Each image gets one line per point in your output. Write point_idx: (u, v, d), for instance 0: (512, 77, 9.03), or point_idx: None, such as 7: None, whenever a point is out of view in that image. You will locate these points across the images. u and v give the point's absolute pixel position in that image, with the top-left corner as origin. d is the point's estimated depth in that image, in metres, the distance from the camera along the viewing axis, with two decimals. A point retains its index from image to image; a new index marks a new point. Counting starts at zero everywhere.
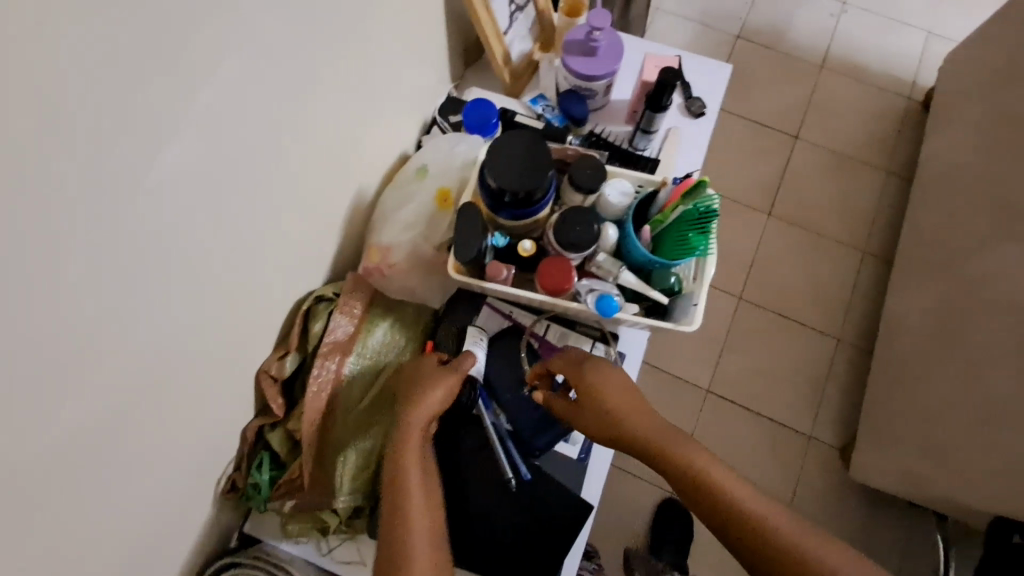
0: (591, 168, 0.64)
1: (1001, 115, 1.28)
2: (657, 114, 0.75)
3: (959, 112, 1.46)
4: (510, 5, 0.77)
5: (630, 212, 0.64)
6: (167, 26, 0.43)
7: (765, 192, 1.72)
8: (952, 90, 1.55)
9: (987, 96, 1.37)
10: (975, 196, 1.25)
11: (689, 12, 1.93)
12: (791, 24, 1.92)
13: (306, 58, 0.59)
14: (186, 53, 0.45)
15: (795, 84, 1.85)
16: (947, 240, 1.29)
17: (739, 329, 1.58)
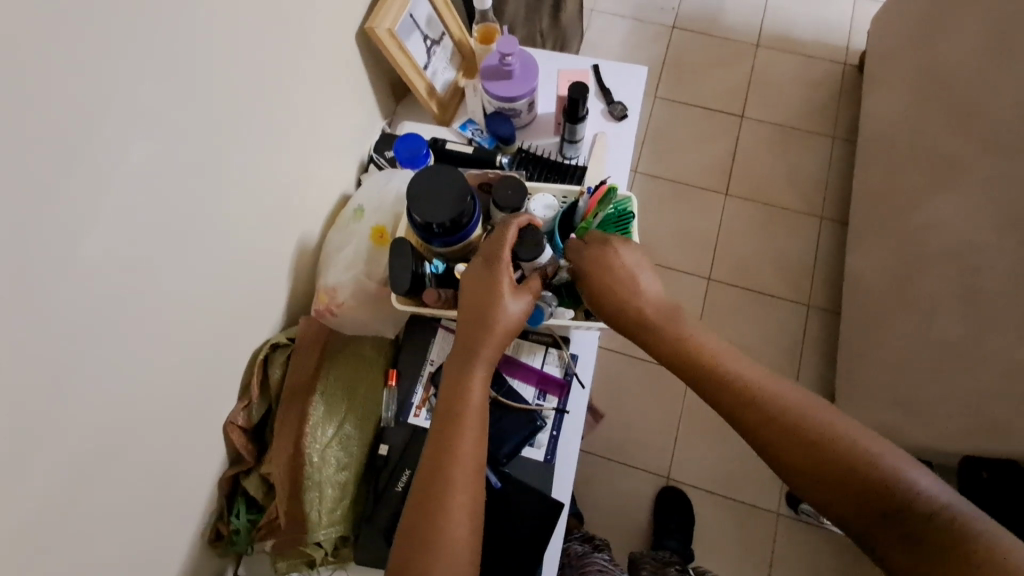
0: (511, 189, 0.70)
1: (923, 70, 1.33)
2: (577, 126, 0.80)
3: (887, 72, 1.52)
4: (426, 41, 0.81)
5: (555, 223, 0.71)
6: (75, 124, 0.47)
7: (719, 173, 1.77)
8: (879, 52, 1.60)
9: (909, 54, 1.43)
10: (909, 151, 1.30)
11: (623, 10, 1.99)
12: (722, 7, 1.98)
13: (227, 126, 0.63)
14: (98, 144, 0.49)
15: (734, 65, 1.90)
16: (890, 196, 1.34)
17: (711, 309, 1.62)
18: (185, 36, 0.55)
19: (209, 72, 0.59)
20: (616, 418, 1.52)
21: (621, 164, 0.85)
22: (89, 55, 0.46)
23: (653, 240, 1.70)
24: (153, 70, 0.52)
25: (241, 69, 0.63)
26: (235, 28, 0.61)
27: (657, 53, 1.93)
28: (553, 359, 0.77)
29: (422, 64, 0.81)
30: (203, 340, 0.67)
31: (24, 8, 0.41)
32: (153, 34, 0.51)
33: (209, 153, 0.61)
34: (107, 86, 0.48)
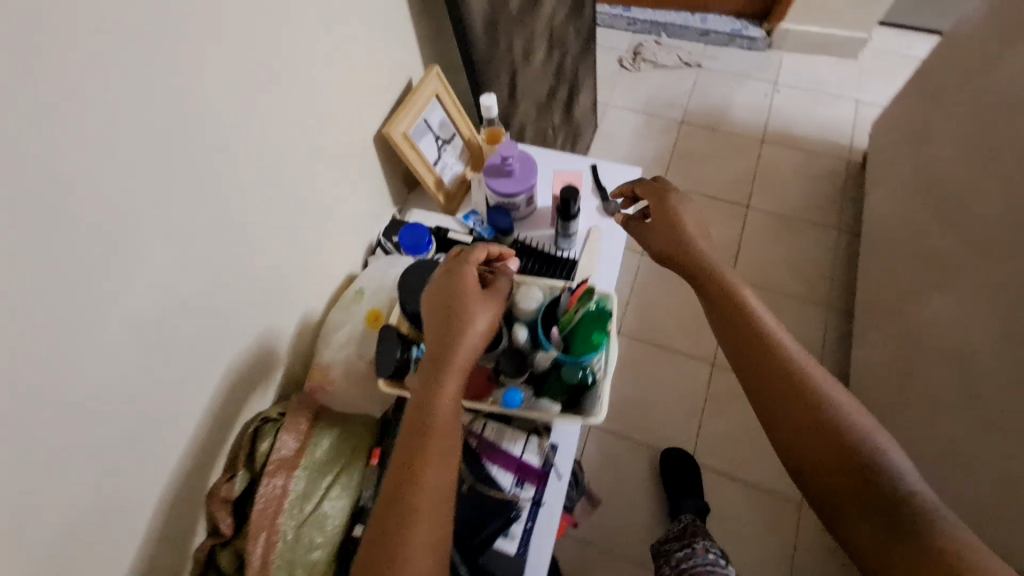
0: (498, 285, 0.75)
1: (913, 175, 1.42)
2: (570, 224, 0.85)
3: (891, 172, 1.61)
4: (437, 141, 0.90)
5: (538, 314, 0.73)
6: (118, 213, 0.55)
7: (724, 259, 1.82)
8: (885, 154, 1.69)
9: (908, 158, 1.51)
10: (904, 249, 1.34)
11: (635, 104, 2.14)
12: (730, 106, 2.12)
13: (250, 210, 0.72)
14: (134, 228, 0.57)
15: (740, 158, 2.01)
16: (890, 288, 1.36)
17: (716, 394, 1.60)
18: (217, 139, 0.64)
19: (239, 168, 0.69)
20: (613, 503, 1.48)
21: (612, 257, 0.90)
22: (132, 153, 0.55)
23: (658, 320, 1.72)
24: (189, 166, 0.62)
25: (260, 161, 0.72)
26: (257, 122, 0.70)
27: (666, 144, 2.05)
28: (533, 448, 0.78)
29: (432, 161, 0.90)
30: (195, 401, 0.71)
31: (90, 121, 0.50)
32: (193, 138, 0.61)
33: (219, 227, 0.68)
34: (143, 178, 0.57)
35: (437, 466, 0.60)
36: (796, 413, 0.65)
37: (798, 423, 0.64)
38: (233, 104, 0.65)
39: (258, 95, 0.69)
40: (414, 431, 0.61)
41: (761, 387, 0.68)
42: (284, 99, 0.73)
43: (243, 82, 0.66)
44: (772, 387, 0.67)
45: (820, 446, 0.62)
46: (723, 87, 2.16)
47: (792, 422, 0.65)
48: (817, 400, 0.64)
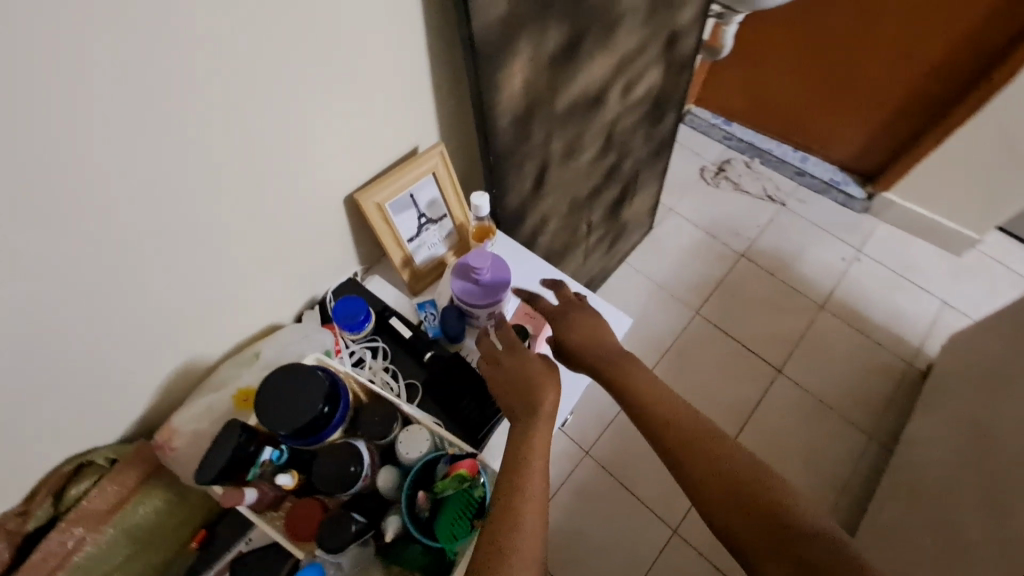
0: (382, 415, 0.61)
1: (987, 442, 1.23)
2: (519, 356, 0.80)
3: (955, 414, 1.40)
4: (420, 218, 0.83)
5: (414, 469, 0.60)
6: (27, 234, 0.51)
7: (731, 419, 1.66)
8: (955, 387, 1.48)
9: (980, 409, 1.32)
10: (944, 533, 1.17)
11: (700, 221, 2.02)
12: (801, 257, 1.95)
13: (202, 244, 0.67)
14: (44, 250, 0.53)
15: (790, 317, 1.83)
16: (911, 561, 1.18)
17: (666, 567, 1.45)
18: (184, 173, 0.60)
19: (203, 203, 0.64)
20: None
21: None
22: (66, 175, 0.50)
23: (634, 458, 1.59)
24: (136, 195, 0.57)
25: (234, 200, 0.67)
26: (243, 177, 0.66)
27: (716, 273, 1.91)
28: None
29: (406, 238, 0.83)
30: (67, 422, 0.66)
31: (20, 142, 0.46)
32: (151, 168, 0.56)
33: (159, 267, 0.64)
34: (73, 202, 0.52)
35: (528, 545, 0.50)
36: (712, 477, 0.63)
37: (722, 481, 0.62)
38: (217, 158, 0.62)
39: (254, 139, 0.63)
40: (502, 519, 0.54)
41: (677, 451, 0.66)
42: (288, 147, 0.68)
43: (242, 132, 0.62)
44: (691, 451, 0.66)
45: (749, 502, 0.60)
46: (800, 234, 2.00)
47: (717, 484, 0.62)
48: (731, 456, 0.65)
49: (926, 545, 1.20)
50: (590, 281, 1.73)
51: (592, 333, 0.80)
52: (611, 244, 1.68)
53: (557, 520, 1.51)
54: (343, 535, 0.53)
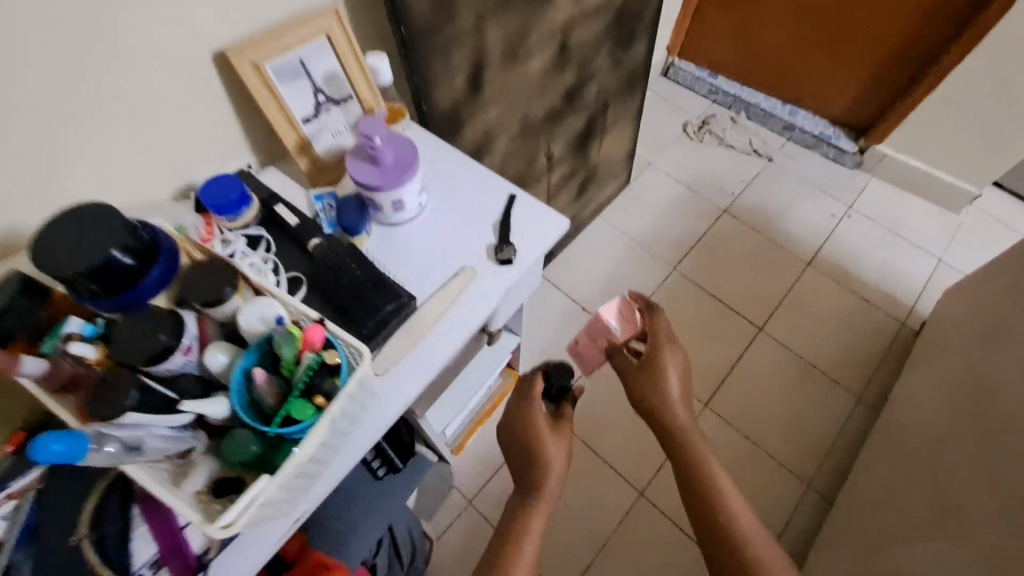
0: (214, 277, 0.49)
1: (983, 388, 1.11)
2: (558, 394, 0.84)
3: (947, 365, 1.29)
4: (316, 94, 0.72)
5: (256, 344, 0.48)
6: None
7: (706, 379, 1.54)
8: (948, 340, 1.36)
9: (974, 357, 1.20)
10: (932, 483, 1.05)
11: (680, 175, 1.90)
12: (787, 213, 1.83)
13: (29, 96, 0.54)
14: None
15: (773, 274, 1.71)
16: (902, 520, 1.06)
17: (632, 530, 1.34)
18: None
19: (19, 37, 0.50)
20: None
21: (464, 318, 0.69)
22: None
23: (601, 417, 1.47)
24: None
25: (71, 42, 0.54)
26: (83, 5, 0.53)
27: (696, 228, 1.79)
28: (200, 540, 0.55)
29: (300, 118, 0.72)
30: None
31: None
32: None
33: None
34: None
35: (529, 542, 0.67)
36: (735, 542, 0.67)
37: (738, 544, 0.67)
38: None
39: None
40: (523, 493, 0.72)
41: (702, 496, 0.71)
42: None
43: None
44: (704, 503, 0.71)
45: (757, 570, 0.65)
46: (787, 190, 1.88)
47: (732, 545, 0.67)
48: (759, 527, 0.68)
49: (910, 499, 1.08)
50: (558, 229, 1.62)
51: (655, 376, 0.79)
52: (580, 189, 1.57)
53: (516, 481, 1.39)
54: (121, 400, 0.41)
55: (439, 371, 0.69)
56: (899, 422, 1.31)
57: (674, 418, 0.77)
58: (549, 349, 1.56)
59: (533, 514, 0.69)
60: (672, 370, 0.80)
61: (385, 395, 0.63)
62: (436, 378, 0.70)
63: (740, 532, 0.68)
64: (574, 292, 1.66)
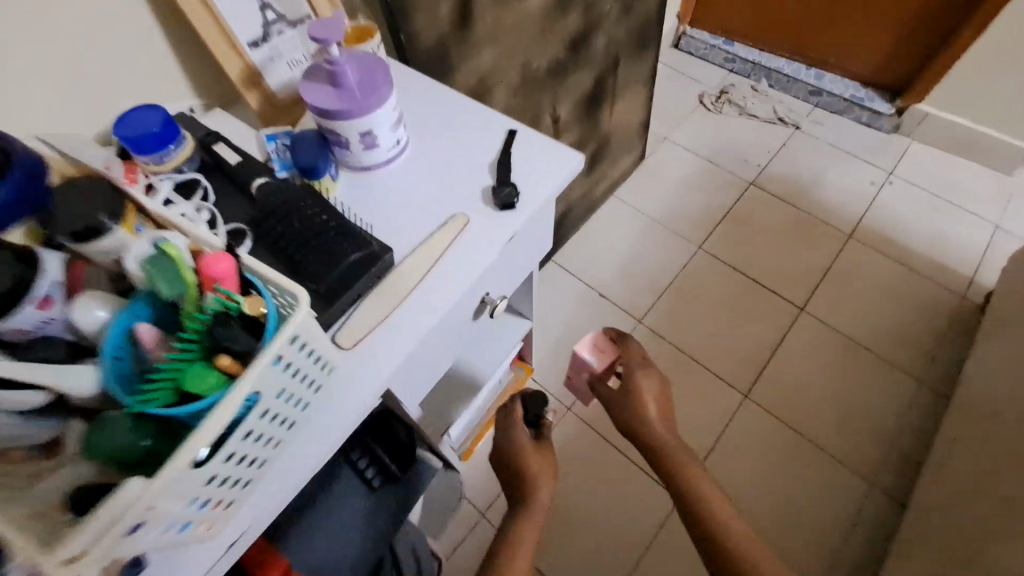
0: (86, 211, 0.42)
1: None
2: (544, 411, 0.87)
3: None
4: (263, 10, 0.58)
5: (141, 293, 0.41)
6: None
7: (744, 367, 1.37)
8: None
9: None
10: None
11: (699, 148, 1.74)
12: (820, 183, 1.66)
13: None
14: None
15: (810, 250, 1.54)
16: (993, 519, 0.87)
17: (670, 542, 1.16)
18: None
19: None
20: None
21: (459, 275, 0.54)
22: None
23: None
24: None
25: None
26: None
27: (721, 203, 1.63)
28: None
29: (247, 42, 0.58)
30: None
31: None
32: None
33: None
34: None
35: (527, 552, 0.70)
36: (724, 552, 0.68)
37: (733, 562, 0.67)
38: None
39: None
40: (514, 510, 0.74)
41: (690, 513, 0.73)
42: None
43: None
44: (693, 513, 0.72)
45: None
46: (819, 159, 1.72)
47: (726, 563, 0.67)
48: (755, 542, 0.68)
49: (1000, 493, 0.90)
50: (569, 209, 1.47)
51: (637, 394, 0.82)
52: (591, 162, 1.42)
53: None
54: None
55: (428, 343, 0.54)
56: (974, 405, 1.13)
57: (655, 435, 0.80)
58: (565, 340, 1.41)
59: (524, 529, 0.71)
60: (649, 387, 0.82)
61: (357, 372, 0.49)
62: (424, 353, 0.55)
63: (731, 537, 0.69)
64: (590, 278, 1.51)
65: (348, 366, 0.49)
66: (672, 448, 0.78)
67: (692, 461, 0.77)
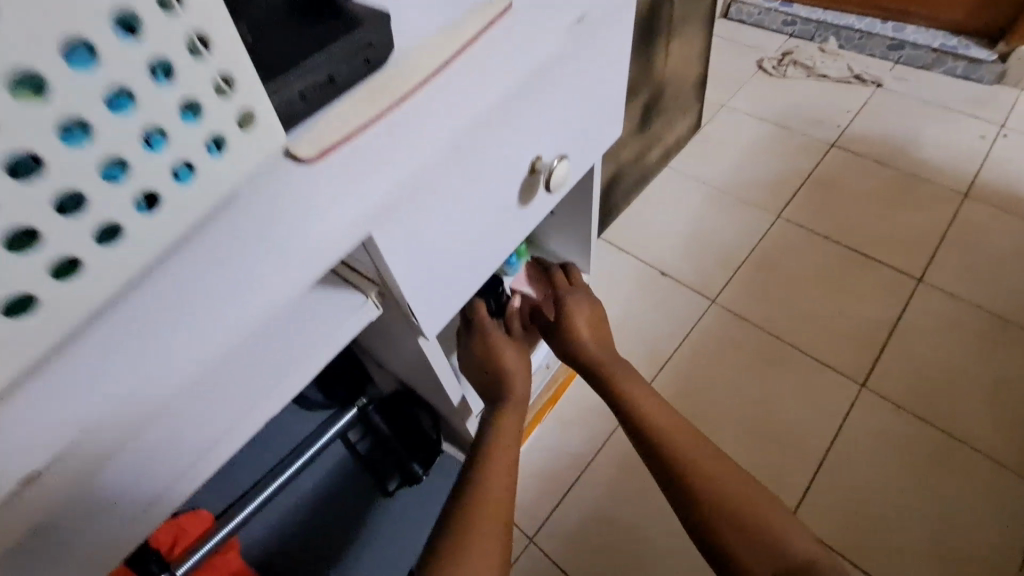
0: None
1: None
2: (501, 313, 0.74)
3: None
4: None
5: None
6: None
7: (857, 352, 1.12)
8: None
9: None
10: None
11: (765, 112, 1.51)
12: (917, 141, 1.42)
13: None
14: None
15: (916, 213, 1.30)
16: None
17: None
18: None
19: None
20: None
21: (486, 84, 0.36)
22: None
23: (713, 411, 1.07)
24: None
25: None
26: None
27: (798, 167, 1.39)
28: None
29: None
30: None
31: None
32: None
33: None
34: None
35: (502, 510, 0.54)
36: (694, 482, 0.55)
37: (729, 501, 0.53)
38: None
39: None
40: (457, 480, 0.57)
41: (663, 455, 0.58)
42: None
43: None
44: (659, 448, 0.58)
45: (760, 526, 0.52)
46: (912, 114, 1.48)
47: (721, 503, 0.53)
48: (744, 473, 0.56)
49: None
50: (618, 174, 1.22)
51: (589, 317, 0.69)
52: (644, 116, 1.19)
53: (595, 501, 0.96)
54: None
55: (441, 185, 0.38)
56: None
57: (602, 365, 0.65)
58: (624, 326, 1.18)
59: (476, 495, 0.54)
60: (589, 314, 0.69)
61: (317, 193, 0.33)
62: (437, 204, 0.38)
63: (702, 465, 0.56)
64: (649, 256, 1.27)
65: (304, 185, 0.33)
66: (622, 376, 0.64)
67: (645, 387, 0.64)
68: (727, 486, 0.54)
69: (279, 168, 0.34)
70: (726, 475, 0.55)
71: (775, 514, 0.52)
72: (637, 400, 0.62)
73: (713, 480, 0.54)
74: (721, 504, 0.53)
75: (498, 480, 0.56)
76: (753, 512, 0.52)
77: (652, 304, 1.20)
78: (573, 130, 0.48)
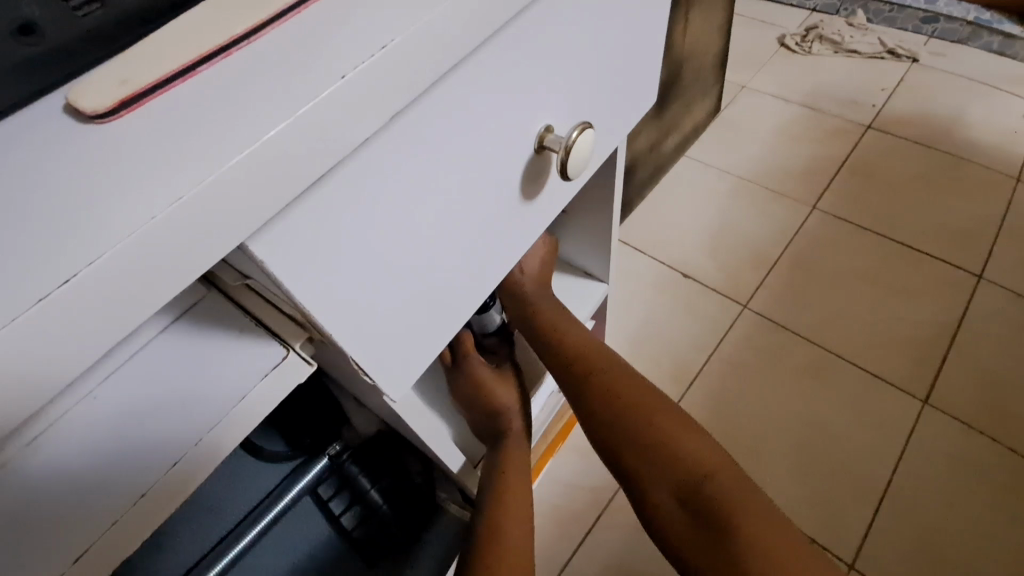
0: None
1: None
2: (495, 338, 0.61)
3: None
4: None
5: None
6: None
7: (915, 361, 0.98)
8: None
9: None
10: None
11: (791, 93, 1.37)
12: (965, 119, 1.27)
13: None
14: None
15: (970, 200, 1.15)
16: None
17: None
18: None
19: None
20: None
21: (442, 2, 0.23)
22: None
23: (752, 433, 0.93)
24: None
25: None
26: None
27: (831, 153, 1.25)
28: None
29: None
30: None
31: None
32: None
33: None
34: None
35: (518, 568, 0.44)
36: (632, 433, 0.49)
37: (667, 453, 0.48)
38: None
39: None
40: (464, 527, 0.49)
41: (591, 405, 0.51)
42: None
43: None
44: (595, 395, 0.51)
45: (695, 479, 0.46)
46: (957, 88, 1.33)
47: (658, 455, 0.48)
48: (685, 419, 0.49)
49: None
50: (633, 165, 1.08)
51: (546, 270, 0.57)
52: (661, 98, 1.05)
53: (618, 545, 0.83)
54: None
55: (381, 162, 0.25)
56: None
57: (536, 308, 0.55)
58: (644, 337, 1.04)
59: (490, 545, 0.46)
60: (543, 261, 0.57)
61: (108, 171, 0.19)
62: (382, 190, 0.26)
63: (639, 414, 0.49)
64: (668, 256, 1.13)
65: (82, 155, 0.19)
66: (559, 318, 0.55)
67: (580, 325, 0.55)
68: (663, 432, 0.48)
69: (47, 130, 0.20)
70: (663, 418, 0.49)
71: (711, 453, 0.48)
72: (572, 341, 0.54)
73: (650, 430, 0.49)
74: (660, 455, 0.48)
75: (515, 523, 0.48)
76: (689, 457, 0.47)
77: (676, 310, 1.06)
78: (594, 94, 0.35)
